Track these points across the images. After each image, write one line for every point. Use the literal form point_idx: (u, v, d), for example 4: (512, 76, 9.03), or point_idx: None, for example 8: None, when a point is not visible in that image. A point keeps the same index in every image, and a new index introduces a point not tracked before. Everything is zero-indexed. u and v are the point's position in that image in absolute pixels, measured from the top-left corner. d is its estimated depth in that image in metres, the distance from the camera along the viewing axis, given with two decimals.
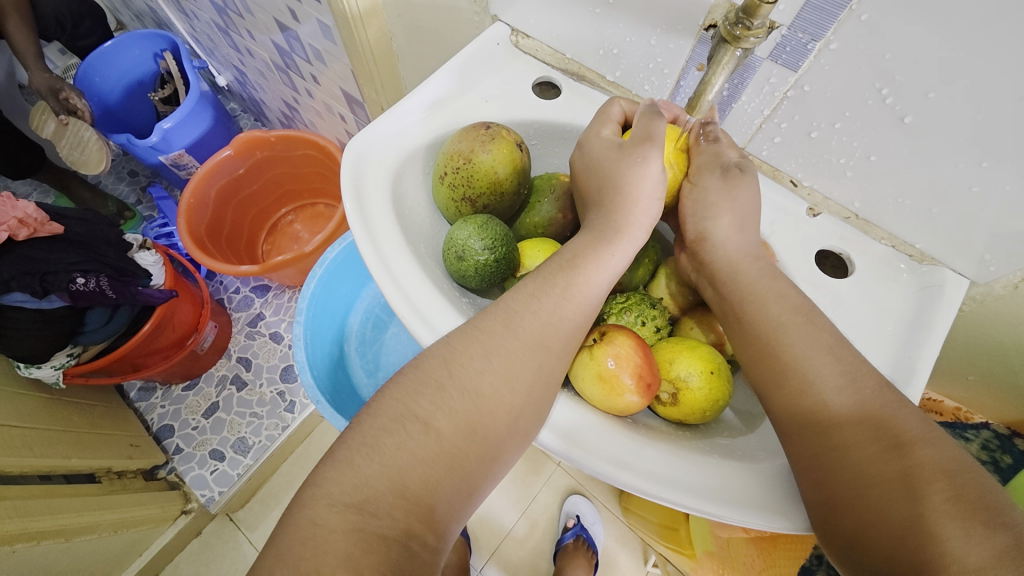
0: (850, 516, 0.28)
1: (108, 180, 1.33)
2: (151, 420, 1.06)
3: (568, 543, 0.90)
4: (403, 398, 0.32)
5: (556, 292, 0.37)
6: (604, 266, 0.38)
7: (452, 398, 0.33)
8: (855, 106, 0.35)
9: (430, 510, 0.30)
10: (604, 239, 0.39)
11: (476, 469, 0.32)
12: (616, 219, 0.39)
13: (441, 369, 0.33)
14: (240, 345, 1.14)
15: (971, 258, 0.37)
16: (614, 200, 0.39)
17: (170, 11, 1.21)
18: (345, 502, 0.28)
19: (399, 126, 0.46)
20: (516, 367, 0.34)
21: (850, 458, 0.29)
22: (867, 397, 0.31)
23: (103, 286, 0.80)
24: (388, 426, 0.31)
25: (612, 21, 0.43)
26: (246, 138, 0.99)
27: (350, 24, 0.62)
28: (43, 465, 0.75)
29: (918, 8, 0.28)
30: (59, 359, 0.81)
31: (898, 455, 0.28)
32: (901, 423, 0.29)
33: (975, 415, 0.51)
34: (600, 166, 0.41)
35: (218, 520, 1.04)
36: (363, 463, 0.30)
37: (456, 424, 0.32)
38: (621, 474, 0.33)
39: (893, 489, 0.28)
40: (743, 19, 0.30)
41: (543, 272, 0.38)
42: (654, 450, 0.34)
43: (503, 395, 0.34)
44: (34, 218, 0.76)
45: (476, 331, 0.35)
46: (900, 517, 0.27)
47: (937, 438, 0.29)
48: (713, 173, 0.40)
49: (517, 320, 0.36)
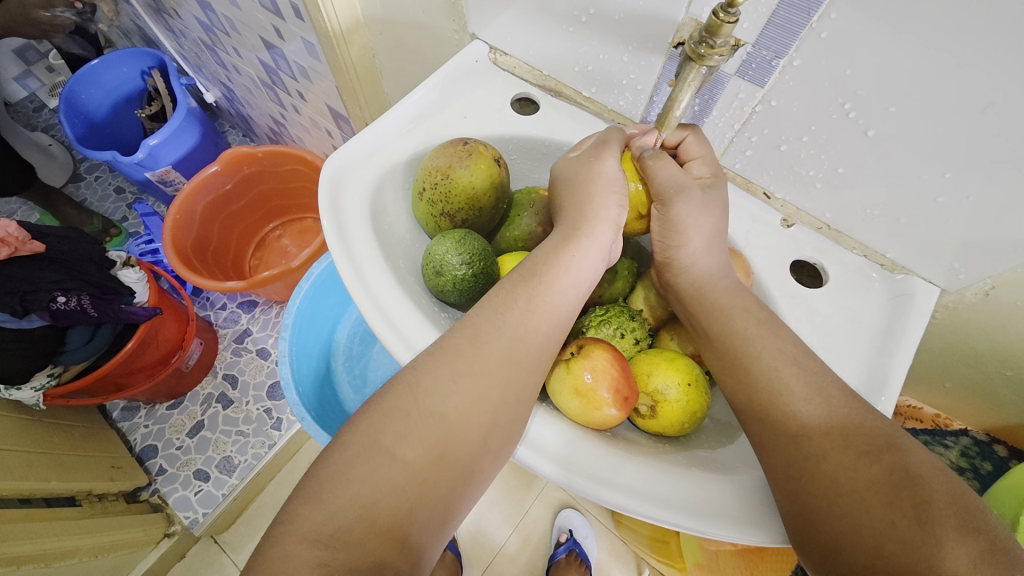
0: (826, 527, 0.28)
1: (93, 198, 1.32)
2: (134, 440, 1.04)
3: (561, 558, 0.90)
4: (368, 432, 0.32)
5: (518, 305, 0.37)
6: (566, 272, 0.38)
7: (421, 426, 0.32)
8: (820, 121, 0.35)
9: (404, 538, 0.30)
10: (565, 245, 0.39)
11: (449, 492, 0.32)
12: (574, 222, 0.40)
13: (407, 396, 0.33)
14: (226, 361, 1.12)
15: (941, 266, 0.38)
16: (575, 205, 0.40)
17: (157, 28, 1.21)
18: (317, 534, 0.28)
19: (378, 142, 0.46)
20: (483, 383, 0.34)
21: (827, 465, 0.29)
22: (838, 400, 0.31)
23: (85, 305, 0.79)
24: (353, 460, 0.31)
25: (586, 39, 0.43)
26: (233, 154, 0.99)
27: (332, 42, 0.63)
28: (26, 488, 0.74)
29: (880, 26, 0.29)
30: (40, 380, 0.79)
31: (872, 460, 0.28)
32: (870, 425, 0.30)
33: (954, 422, 0.51)
34: (564, 176, 0.42)
35: (203, 542, 1.01)
36: (336, 495, 0.29)
37: (424, 451, 0.32)
38: (600, 489, 0.33)
39: (870, 496, 0.28)
40: (706, 39, 0.31)
41: (506, 283, 0.38)
42: (634, 465, 0.34)
43: (470, 417, 0.33)
44: (15, 237, 0.75)
45: (441, 351, 0.35)
46: (875, 525, 0.27)
47: (908, 441, 0.29)
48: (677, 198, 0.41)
49: (483, 336, 0.35)
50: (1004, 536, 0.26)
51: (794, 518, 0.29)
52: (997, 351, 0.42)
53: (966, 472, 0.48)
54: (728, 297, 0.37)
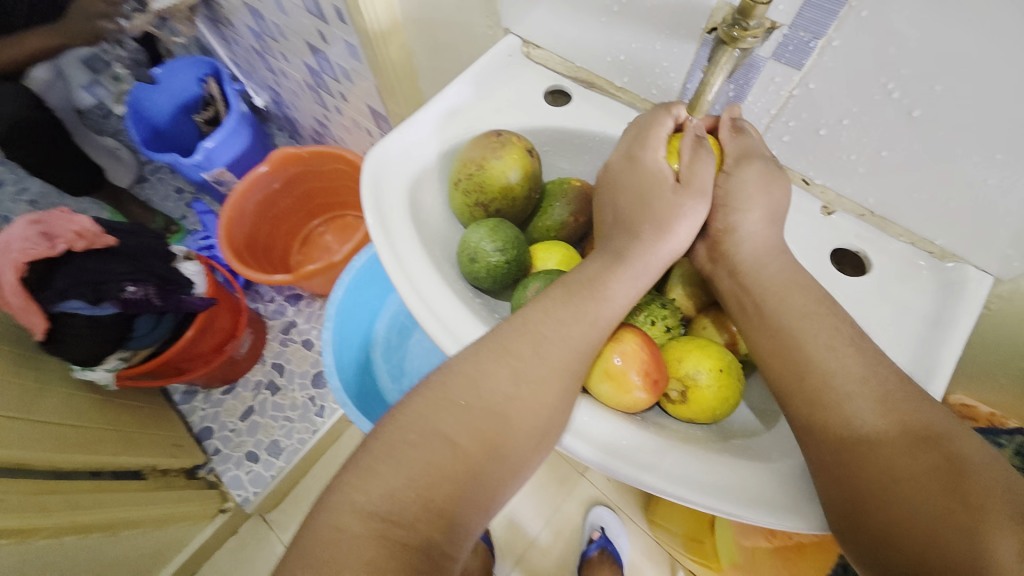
0: (877, 513, 0.28)
1: (157, 197, 1.43)
2: (192, 421, 1.12)
3: (593, 556, 0.90)
4: (427, 413, 0.34)
5: (585, 325, 0.37)
6: (628, 292, 0.38)
7: (478, 420, 0.34)
8: (861, 102, 0.34)
9: (451, 521, 0.31)
10: (632, 273, 0.38)
11: (495, 482, 0.33)
12: (644, 249, 0.39)
13: (471, 390, 0.34)
14: (275, 350, 1.19)
15: (993, 253, 0.36)
16: (648, 231, 0.39)
17: (213, 38, 1.30)
18: (371, 510, 0.30)
19: (417, 136, 0.48)
20: (539, 388, 0.35)
21: (879, 451, 0.29)
22: (893, 388, 0.30)
23: (150, 295, 0.86)
24: (415, 441, 0.32)
25: (619, 29, 0.44)
26: (281, 154, 1.04)
27: (373, 43, 0.66)
28: (95, 461, 0.82)
29: (923, 1, 0.28)
30: (111, 363, 0.88)
31: (929, 447, 0.28)
32: (921, 416, 0.29)
33: (1011, 420, 0.48)
34: (643, 190, 0.39)
35: (252, 520, 1.08)
36: (390, 473, 0.31)
37: (482, 444, 0.33)
38: (644, 475, 0.33)
39: (924, 482, 0.27)
40: (739, 21, 0.31)
41: (571, 297, 0.38)
42: (678, 452, 0.34)
43: (528, 416, 0.34)
44: (91, 231, 0.83)
45: (507, 351, 0.35)
46: (924, 511, 0.26)
47: (960, 433, 0.28)
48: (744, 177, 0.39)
49: (546, 344, 0.36)
50: None
51: (839, 505, 0.29)
52: None
53: None
54: (762, 284, 0.37)
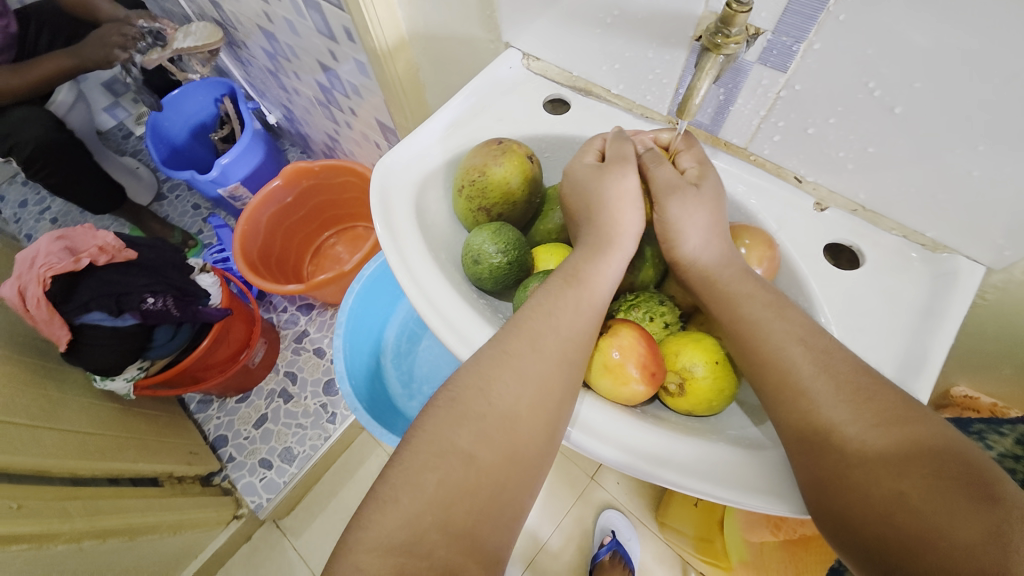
0: (839, 499, 0.29)
1: (175, 213, 1.48)
2: (208, 430, 1.15)
3: (604, 559, 0.90)
4: (443, 432, 0.34)
5: (569, 311, 0.38)
6: (604, 275, 0.40)
7: (489, 428, 0.35)
8: (846, 101, 0.36)
9: (473, 541, 0.32)
10: (599, 254, 0.41)
11: (515, 491, 0.35)
12: (604, 232, 0.41)
13: (481, 401, 0.35)
14: (288, 359, 1.22)
15: (985, 245, 0.37)
16: (601, 217, 0.42)
17: (229, 60, 1.36)
18: (390, 545, 0.31)
19: (421, 146, 0.51)
20: (545, 388, 0.36)
21: (836, 438, 0.30)
22: (851, 379, 0.31)
23: (169, 305, 0.89)
24: (432, 462, 0.33)
25: (613, 39, 0.46)
26: (293, 169, 1.08)
27: (381, 60, 0.69)
28: (114, 469, 0.84)
29: (896, 4, 0.29)
30: (130, 372, 0.90)
31: (885, 432, 0.29)
32: (880, 402, 0.30)
33: (1013, 410, 0.49)
34: (584, 188, 0.43)
35: (266, 527, 1.10)
36: (406, 501, 0.32)
37: (497, 455, 0.34)
38: (658, 471, 0.34)
39: (880, 467, 0.28)
40: (721, 29, 0.32)
41: (549, 285, 0.40)
42: (690, 443, 0.36)
43: (536, 419, 0.35)
44: (113, 246, 0.87)
45: (506, 355, 0.37)
46: (884, 495, 0.27)
47: (919, 415, 0.29)
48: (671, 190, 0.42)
49: (541, 337, 0.37)
50: None
51: (809, 488, 0.30)
52: None
53: (1021, 461, 0.44)
54: (755, 276, 0.38)
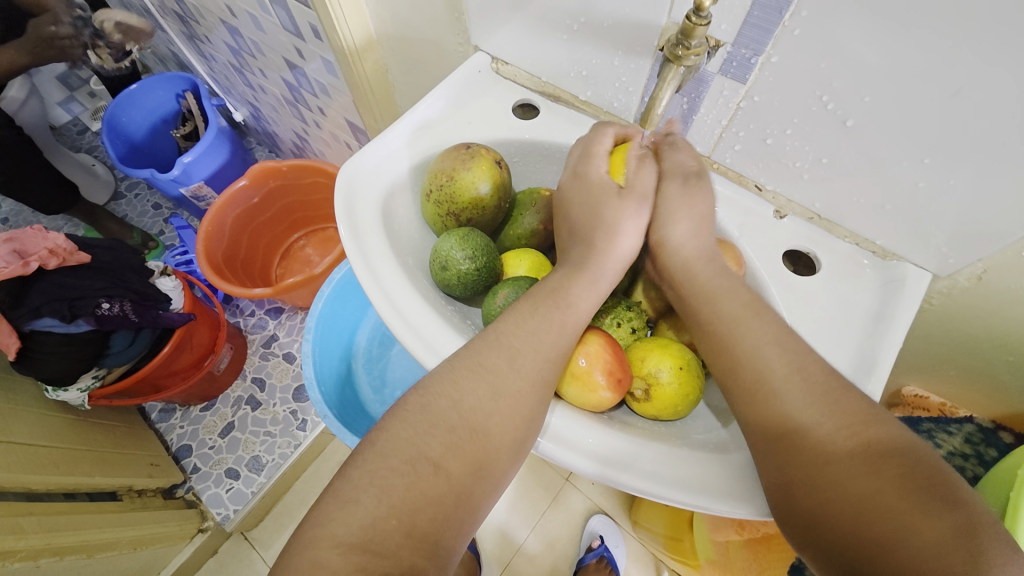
0: (810, 498, 0.29)
1: (134, 213, 1.42)
2: (170, 440, 1.10)
3: (590, 563, 0.91)
4: (413, 440, 0.34)
5: (554, 332, 0.38)
6: (592, 298, 0.40)
7: (461, 438, 0.35)
8: (802, 114, 0.37)
9: (436, 546, 0.32)
10: (590, 277, 0.40)
11: (478, 496, 0.35)
12: (599, 257, 0.41)
13: (450, 410, 0.35)
14: (255, 365, 1.18)
15: (931, 252, 0.38)
16: (598, 239, 0.41)
17: (190, 54, 1.30)
18: (349, 542, 0.30)
19: (389, 150, 0.50)
20: (517, 400, 0.36)
21: (810, 439, 0.30)
22: (820, 380, 0.32)
23: (127, 311, 0.85)
24: (399, 468, 0.33)
25: (580, 46, 0.46)
26: (260, 168, 1.05)
27: (348, 59, 0.67)
28: (68, 482, 0.80)
29: (845, 22, 0.31)
30: (85, 381, 0.86)
31: (854, 433, 0.30)
32: (845, 406, 0.31)
33: (960, 409, 0.51)
34: (589, 204, 0.42)
35: (234, 539, 1.06)
36: (370, 502, 0.31)
37: (464, 461, 0.34)
38: (622, 475, 0.35)
39: (849, 467, 0.29)
40: (681, 40, 0.33)
41: (537, 307, 0.39)
42: (656, 448, 0.36)
43: (506, 428, 0.35)
44: (63, 248, 0.82)
45: (482, 368, 0.36)
46: (853, 495, 0.28)
47: (882, 418, 0.30)
48: (674, 179, 0.41)
49: (520, 357, 0.37)
50: (986, 512, 0.26)
51: (777, 490, 0.31)
52: (998, 337, 0.42)
53: (969, 460, 0.48)
54: (717, 283, 0.39)
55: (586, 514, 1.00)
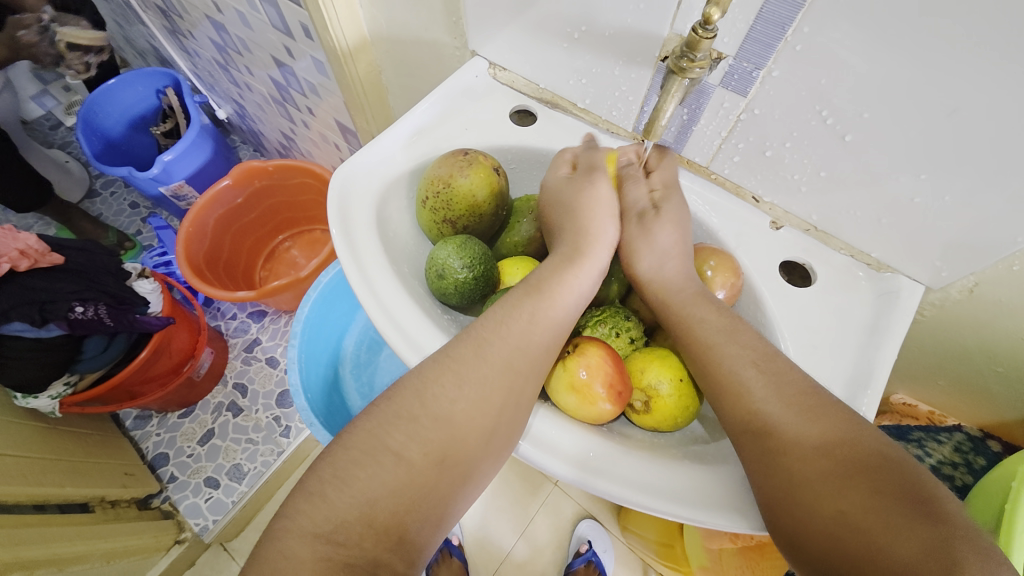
0: (788, 518, 0.29)
1: (109, 212, 1.37)
2: (145, 448, 1.06)
3: (579, 568, 0.90)
4: (376, 430, 0.33)
5: (524, 322, 0.38)
6: (569, 288, 0.40)
7: (426, 430, 0.33)
8: (801, 127, 0.37)
9: (401, 537, 0.31)
10: (568, 262, 0.41)
11: (445, 492, 0.34)
12: (577, 241, 0.43)
13: (415, 401, 0.34)
14: (237, 370, 1.15)
15: (925, 265, 0.39)
16: (574, 225, 0.44)
17: (172, 49, 1.27)
18: (316, 532, 0.30)
19: (384, 154, 0.49)
20: (486, 391, 0.35)
21: (787, 458, 0.30)
22: (801, 399, 0.32)
23: (101, 315, 0.82)
24: (360, 459, 0.32)
25: (580, 54, 0.46)
26: (244, 168, 1.03)
27: (340, 60, 0.66)
28: (38, 494, 0.76)
29: (849, 39, 0.31)
30: (56, 389, 0.82)
31: (828, 452, 0.30)
32: (825, 422, 0.31)
33: (949, 418, 0.53)
34: (561, 199, 0.45)
35: (213, 549, 1.03)
36: (341, 496, 0.31)
37: (428, 453, 0.33)
38: (598, 481, 0.34)
39: (826, 487, 0.29)
40: (687, 53, 0.33)
41: (514, 295, 0.40)
42: (633, 458, 0.35)
43: (472, 418, 0.35)
44: (35, 249, 0.78)
45: (449, 359, 0.36)
46: (831, 515, 0.28)
47: (863, 433, 0.30)
48: (631, 220, 0.46)
49: (488, 347, 0.37)
50: (968, 526, 0.26)
51: (763, 509, 0.31)
52: (987, 349, 0.43)
53: (958, 468, 0.49)
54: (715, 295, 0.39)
55: (574, 519, 1.00)
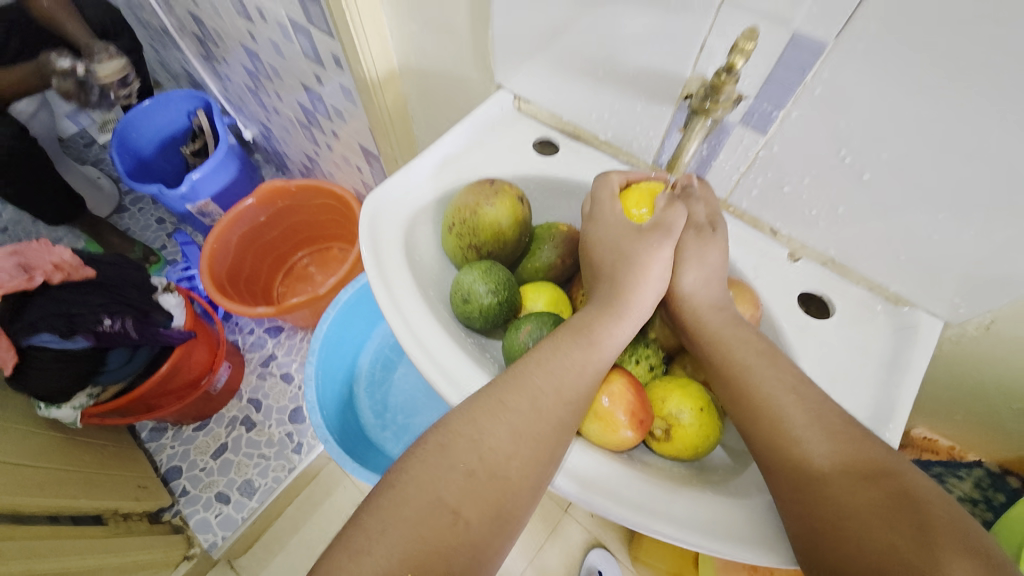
0: (833, 549, 0.29)
1: (136, 227, 1.41)
2: (160, 460, 1.08)
3: None
4: (433, 486, 0.34)
5: (573, 373, 0.38)
6: (614, 341, 0.40)
7: (482, 486, 0.34)
8: (820, 165, 0.38)
9: None
10: (612, 314, 0.40)
11: (493, 547, 0.34)
12: (620, 293, 0.41)
13: (471, 454, 0.35)
14: (252, 385, 1.16)
15: (942, 300, 0.39)
16: (624, 273, 0.41)
17: (206, 74, 1.33)
18: None
19: (412, 182, 0.51)
20: (538, 448, 0.36)
21: (831, 488, 0.31)
22: (841, 428, 0.33)
23: (127, 328, 0.84)
24: (421, 519, 0.32)
25: (603, 90, 0.48)
26: (268, 188, 1.06)
27: (370, 90, 0.69)
28: (56, 505, 0.77)
29: (868, 85, 0.32)
30: (79, 399, 0.85)
31: (872, 484, 0.30)
32: (868, 453, 0.32)
33: (969, 454, 0.52)
34: (609, 240, 0.43)
35: (220, 567, 1.02)
36: (386, 554, 0.31)
37: (482, 510, 0.34)
38: (641, 519, 0.34)
39: (871, 519, 0.29)
40: (710, 95, 0.34)
41: (557, 341, 0.40)
42: (669, 494, 0.35)
43: (520, 471, 0.35)
44: (69, 263, 0.82)
45: (503, 409, 0.36)
46: (878, 546, 0.28)
47: (904, 467, 0.31)
48: (689, 233, 0.43)
49: (542, 398, 0.37)
50: (1006, 558, 0.27)
51: (801, 540, 0.31)
52: (1008, 385, 0.43)
53: (978, 505, 0.48)
54: (737, 327, 0.40)
55: (584, 546, 0.98)
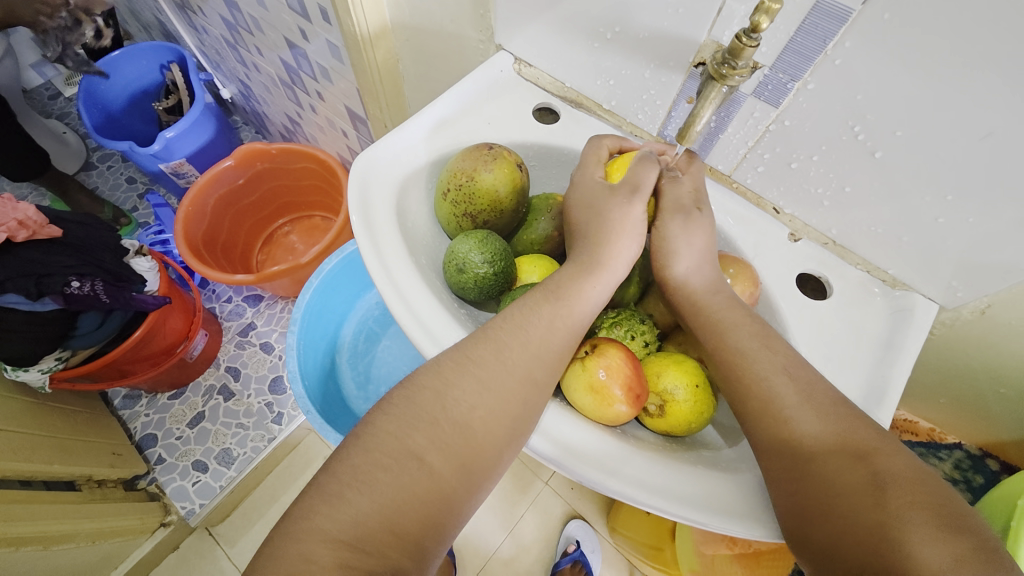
0: (823, 529, 0.29)
1: (105, 187, 1.34)
2: (134, 428, 1.05)
3: (565, 568, 0.91)
4: (397, 432, 0.32)
5: (543, 330, 0.38)
6: (585, 299, 0.39)
7: (446, 434, 0.33)
8: (831, 142, 0.37)
9: (420, 545, 0.31)
10: (586, 274, 0.40)
11: (463, 498, 0.33)
12: (597, 253, 0.41)
13: (435, 403, 0.34)
14: (230, 354, 1.13)
15: (939, 283, 0.40)
16: (598, 235, 0.41)
17: (179, 24, 1.24)
18: (341, 539, 0.29)
19: (406, 144, 0.48)
20: (504, 401, 0.35)
21: (818, 467, 0.31)
22: (832, 406, 0.33)
23: (98, 291, 0.80)
24: (383, 462, 0.31)
25: (609, 55, 0.45)
26: (247, 149, 1.01)
27: (360, 46, 0.65)
28: (27, 471, 0.74)
29: (892, 55, 0.31)
30: (47, 363, 0.80)
31: (861, 463, 0.30)
32: (859, 434, 0.32)
33: (948, 435, 0.54)
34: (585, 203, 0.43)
35: (197, 534, 1.01)
36: (361, 500, 0.30)
37: (452, 463, 0.33)
38: (609, 481, 0.34)
39: (858, 496, 0.29)
40: (728, 60, 0.33)
41: (528, 300, 0.39)
42: (643, 459, 0.35)
43: (493, 428, 0.34)
44: (34, 220, 0.76)
45: (468, 361, 0.36)
46: (865, 524, 0.28)
47: (893, 447, 0.31)
48: (675, 216, 0.42)
49: (507, 351, 0.36)
50: (994, 537, 0.27)
51: (787, 515, 0.31)
52: (993, 369, 0.44)
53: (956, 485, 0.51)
54: (736, 305, 0.39)
55: (563, 518, 1.00)
